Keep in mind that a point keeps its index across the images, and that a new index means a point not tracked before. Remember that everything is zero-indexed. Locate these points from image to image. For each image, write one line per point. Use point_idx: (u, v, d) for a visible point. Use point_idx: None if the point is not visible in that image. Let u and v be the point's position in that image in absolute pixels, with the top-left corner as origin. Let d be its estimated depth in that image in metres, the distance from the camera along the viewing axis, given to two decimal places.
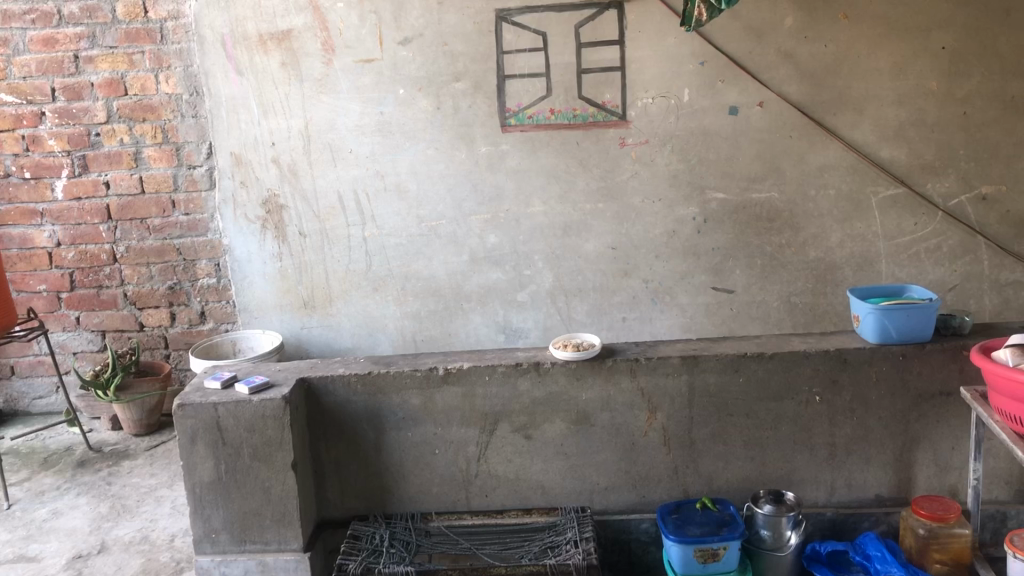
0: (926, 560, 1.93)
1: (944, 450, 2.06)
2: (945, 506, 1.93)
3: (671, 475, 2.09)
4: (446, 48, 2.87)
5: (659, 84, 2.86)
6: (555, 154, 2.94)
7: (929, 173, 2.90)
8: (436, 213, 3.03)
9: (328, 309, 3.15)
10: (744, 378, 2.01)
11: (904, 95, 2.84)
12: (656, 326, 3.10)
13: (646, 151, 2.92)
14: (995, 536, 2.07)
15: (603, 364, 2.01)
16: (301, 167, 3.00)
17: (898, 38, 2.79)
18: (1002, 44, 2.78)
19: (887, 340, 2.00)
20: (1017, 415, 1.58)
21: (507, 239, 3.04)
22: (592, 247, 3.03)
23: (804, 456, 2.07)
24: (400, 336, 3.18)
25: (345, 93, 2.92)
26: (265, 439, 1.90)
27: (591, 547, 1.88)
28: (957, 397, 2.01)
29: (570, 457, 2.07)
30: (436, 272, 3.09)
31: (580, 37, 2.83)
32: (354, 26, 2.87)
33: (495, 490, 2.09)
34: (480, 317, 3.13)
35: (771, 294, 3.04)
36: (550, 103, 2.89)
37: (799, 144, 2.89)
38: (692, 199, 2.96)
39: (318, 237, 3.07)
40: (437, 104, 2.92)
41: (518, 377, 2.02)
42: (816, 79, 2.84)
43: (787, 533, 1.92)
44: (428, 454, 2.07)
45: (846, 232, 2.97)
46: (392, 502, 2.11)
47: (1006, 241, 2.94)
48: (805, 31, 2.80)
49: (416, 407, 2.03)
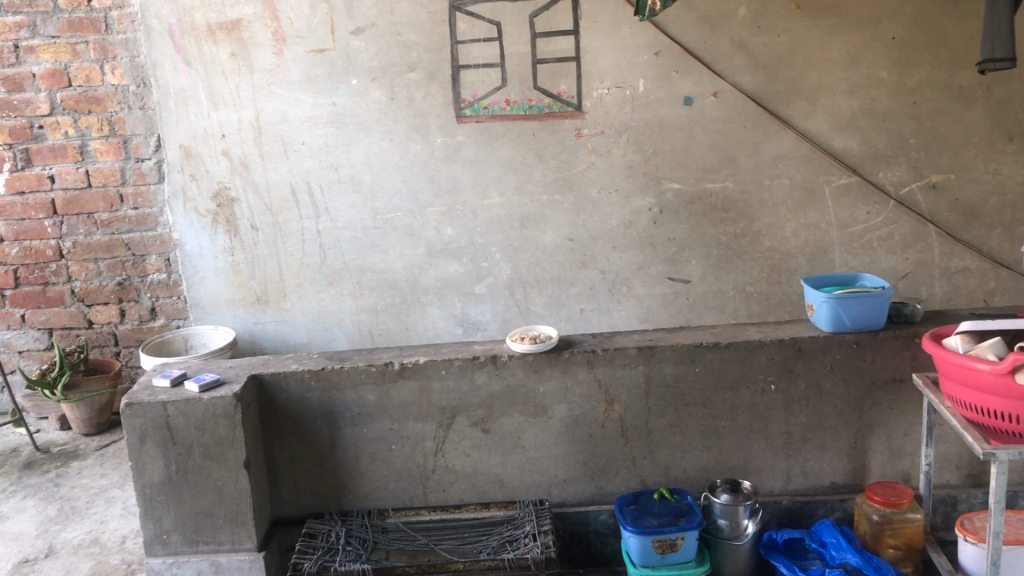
0: (880, 545, 1.95)
1: (897, 437, 2.08)
2: (897, 492, 1.94)
3: (629, 466, 2.08)
4: (399, 38, 2.83)
5: (614, 74, 2.85)
6: (510, 145, 2.92)
7: (880, 162, 2.93)
8: (391, 205, 2.99)
9: (282, 304, 3.11)
10: (700, 368, 2.02)
11: (856, 85, 2.86)
12: (614, 317, 3.10)
13: (602, 142, 2.91)
14: (947, 520, 2.09)
15: (560, 356, 2.00)
16: (252, 159, 2.95)
17: (849, 28, 2.81)
18: (950, 34, 2.81)
19: (840, 329, 2.01)
20: (966, 401, 1.60)
21: (463, 231, 3.02)
22: (550, 238, 3.02)
23: (760, 445, 2.08)
24: (356, 331, 3.14)
25: (297, 83, 2.87)
26: (216, 438, 1.86)
27: (549, 540, 1.87)
28: (909, 384, 2.03)
29: (528, 450, 2.06)
30: (393, 265, 3.06)
31: (535, 27, 2.81)
32: (305, 15, 2.82)
33: (452, 485, 2.08)
34: (437, 310, 3.11)
35: (726, 284, 3.06)
36: (505, 94, 2.87)
37: (753, 134, 2.90)
38: (648, 189, 2.96)
39: (271, 230, 3.02)
40: (390, 95, 2.88)
41: (475, 370, 2.00)
42: (769, 69, 2.85)
43: (744, 522, 1.92)
44: (384, 450, 2.04)
45: (800, 222, 2.99)
46: (348, 499, 2.08)
47: (955, 229, 2.99)
48: (758, 21, 2.81)
49: (372, 403, 2.01)
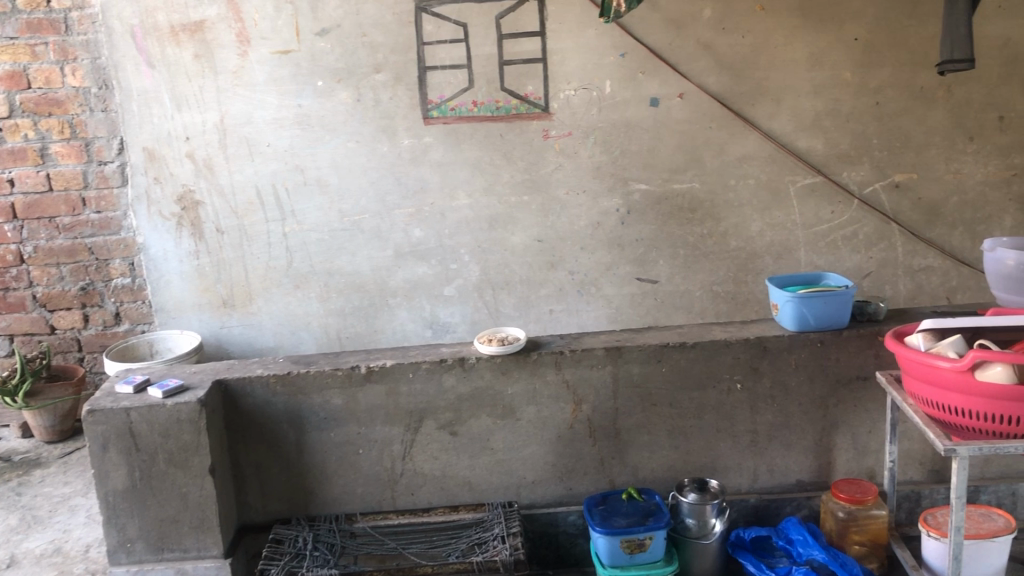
0: (846, 542, 1.96)
1: (861, 434, 2.10)
2: (863, 489, 1.96)
3: (597, 466, 2.09)
4: (365, 39, 2.82)
5: (581, 75, 2.85)
6: (478, 146, 2.91)
7: (844, 162, 2.96)
8: (358, 207, 2.98)
9: (248, 307, 3.08)
10: (668, 367, 2.03)
11: (819, 86, 2.89)
12: (582, 317, 3.11)
13: (569, 143, 2.92)
14: (910, 515, 2.12)
15: (528, 358, 2.00)
16: (217, 161, 2.92)
17: (813, 29, 2.84)
18: (911, 36, 2.85)
19: (805, 328, 2.03)
20: (928, 397, 1.62)
21: (432, 233, 3.01)
22: (518, 239, 3.02)
23: (727, 444, 2.09)
24: (324, 334, 3.11)
25: (262, 85, 2.85)
26: (181, 444, 1.84)
27: (518, 542, 1.86)
28: (872, 382, 2.06)
29: (496, 452, 2.06)
30: (360, 267, 3.04)
31: (501, 28, 2.80)
32: (269, 16, 2.80)
33: (421, 488, 2.07)
34: (406, 313, 3.09)
35: (694, 284, 3.07)
36: (472, 95, 2.86)
37: (719, 135, 2.92)
38: (616, 190, 2.97)
39: (236, 233, 3.00)
40: (357, 96, 2.86)
41: (443, 373, 1.99)
42: (734, 70, 2.87)
43: (711, 520, 1.93)
44: (352, 454, 2.03)
45: (766, 221, 3.01)
46: (316, 504, 2.06)
47: (918, 228, 3.03)
48: (723, 22, 2.83)
49: (338, 407, 1.99)
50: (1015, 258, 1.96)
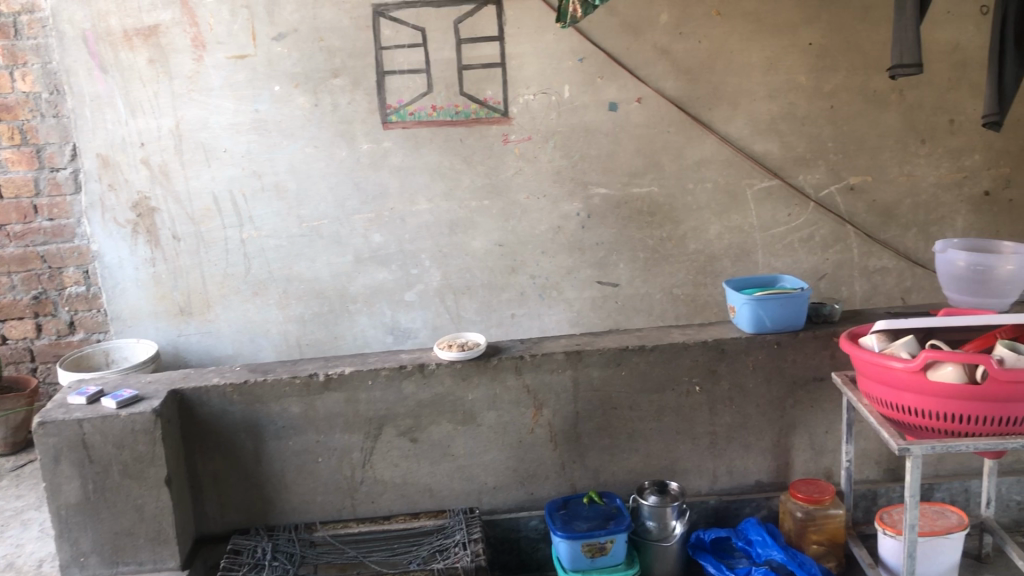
0: (804, 541, 1.98)
1: (818, 434, 2.12)
2: (820, 489, 1.98)
3: (558, 471, 2.09)
4: (322, 43, 2.80)
5: (540, 80, 2.86)
6: (438, 151, 2.91)
7: (800, 165, 2.99)
8: (317, 213, 2.95)
9: (206, 315, 3.04)
10: (627, 371, 2.03)
11: (775, 90, 2.92)
12: (544, 321, 3.11)
13: (529, 147, 2.92)
14: (867, 514, 2.15)
15: (488, 363, 1.99)
16: (172, 167, 2.89)
17: (768, 34, 2.87)
18: (864, 40, 2.89)
19: (761, 330, 2.05)
20: (882, 397, 1.64)
21: (392, 238, 2.99)
22: (479, 244, 3.01)
23: (687, 446, 2.10)
24: (283, 341, 3.09)
25: (218, 90, 2.82)
26: (136, 455, 1.81)
27: (479, 548, 1.86)
28: (828, 383, 2.08)
29: (457, 459, 2.05)
30: (320, 274, 3.02)
31: (459, 33, 2.80)
32: (225, 21, 2.77)
33: (381, 496, 2.05)
34: (366, 319, 3.07)
35: (654, 287, 3.09)
36: (431, 100, 2.85)
37: (677, 139, 2.94)
38: (576, 194, 2.98)
39: (193, 240, 2.96)
40: (315, 101, 2.84)
41: (402, 379, 1.98)
42: (691, 75, 2.89)
43: (672, 522, 1.93)
44: (311, 463, 2.01)
45: (724, 224, 3.04)
46: (274, 513, 2.04)
47: (873, 229, 3.07)
48: (680, 27, 2.85)
49: (297, 415, 1.98)
50: (966, 259, 1.99)
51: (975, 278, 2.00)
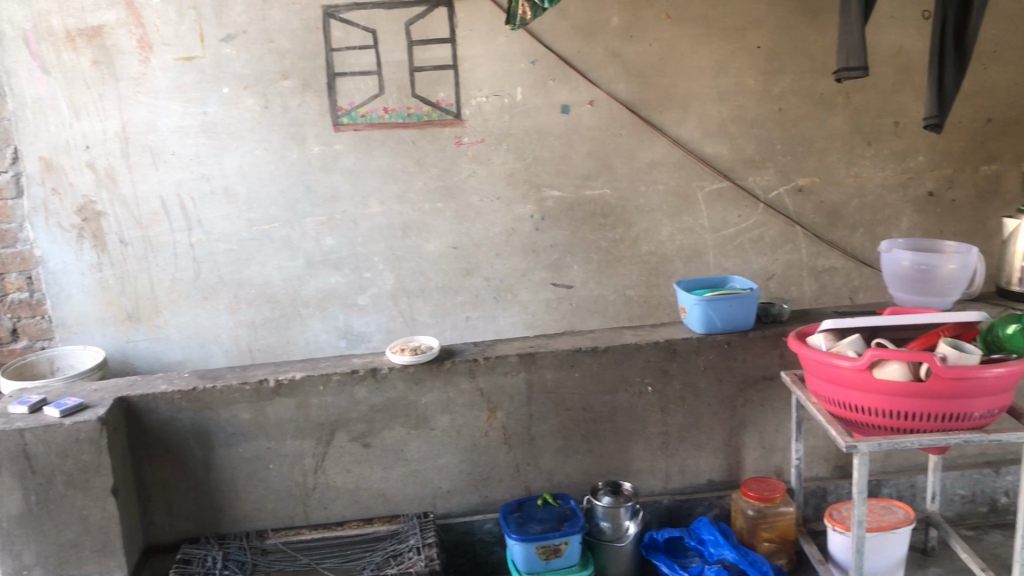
0: (755, 539, 2.01)
1: (769, 433, 2.15)
2: (771, 487, 2.00)
3: (512, 473, 2.08)
4: (272, 45, 2.77)
5: (492, 82, 2.85)
6: (390, 153, 2.89)
7: (750, 167, 3.03)
8: (267, 216, 2.92)
9: (155, 320, 2.99)
10: (580, 372, 2.04)
11: (725, 93, 2.95)
12: (499, 324, 3.11)
13: (482, 150, 2.91)
14: (817, 511, 2.17)
15: (441, 366, 1.99)
16: (119, 171, 2.84)
17: (718, 37, 2.90)
18: (811, 44, 2.93)
19: (712, 330, 2.07)
20: (829, 395, 1.66)
21: (344, 241, 2.97)
22: (432, 247, 3.00)
23: (640, 446, 2.11)
24: (234, 346, 3.05)
25: (165, 92, 2.78)
26: (81, 465, 1.77)
27: (433, 553, 1.85)
28: (777, 381, 2.11)
29: (411, 463, 2.04)
30: (271, 278, 2.98)
31: (411, 35, 2.79)
32: (172, 22, 2.73)
33: (334, 502, 2.03)
34: (319, 323, 3.05)
35: (607, 289, 3.10)
36: (382, 102, 2.84)
37: (629, 142, 2.96)
38: (529, 197, 2.98)
39: (141, 244, 2.91)
40: (264, 103, 2.81)
41: (354, 384, 1.97)
42: (642, 78, 2.91)
43: (625, 523, 1.94)
44: (262, 469, 1.99)
45: (676, 226, 3.07)
46: (225, 521, 2.01)
47: (821, 230, 3.12)
48: (630, 30, 2.87)
49: (247, 421, 1.95)
50: (910, 259, 2.03)
51: (919, 278, 2.04)
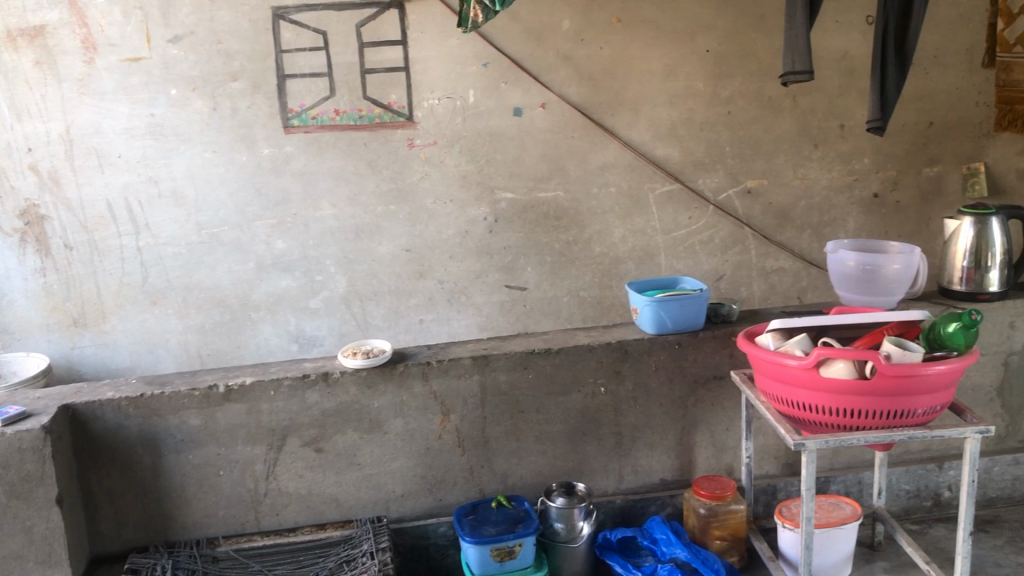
0: (708, 537, 2.03)
1: (719, 432, 2.17)
2: (722, 485, 2.02)
3: (466, 476, 2.08)
4: (220, 46, 2.73)
5: (444, 84, 2.85)
6: (341, 155, 2.87)
7: (700, 169, 3.07)
8: (217, 219, 2.88)
9: (101, 326, 2.94)
10: (533, 374, 2.05)
11: (675, 96, 2.99)
12: (453, 326, 3.10)
13: (435, 152, 2.91)
14: (768, 508, 2.21)
15: (394, 370, 1.98)
16: (63, 174, 2.78)
17: (667, 41, 2.93)
18: (758, 48, 2.98)
19: (663, 331, 2.09)
20: (778, 394, 1.69)
21: (296, 244, 2.94)
22: (385, 249, 2.99)
23: (593, 447, 2.13)
24: (183, 351, 3.00)
25: (111, 93, 2.73)
26: (23, 474, 1.73)
27: (387, 558, 1.84)
28: (727, 381, 2.13)
29: (364, 468, 2.02)
30: (221, 282, 2.94)
31: (362, 36, 2.77)
32: (117, 22, 2.68)
33: (286, 508, 2.01)
34: (270, 327, 3.01)
35: (561, 290, 3.12)
36: (333, 103, 2.82)
37: (581, 144, 2.98)
38: (483, 199, 2.99)
39: (86, 249, 2.86)
40: (213, 105, 2.77)
41: (306, 389, 1.95)
42: (593, 81, 2.93)
43: (579, 524, 1.95)
44: (212, 476, 1.96)
45: (628, 228, 3.09)
46: (174, 529, 1.98)
47: (770, 231, 3.17)
48: (581, 34, 2.89)
49: (196, 427, 1.92)
50: (855, 259, 2.07)
51: (864, 277, 2.08)
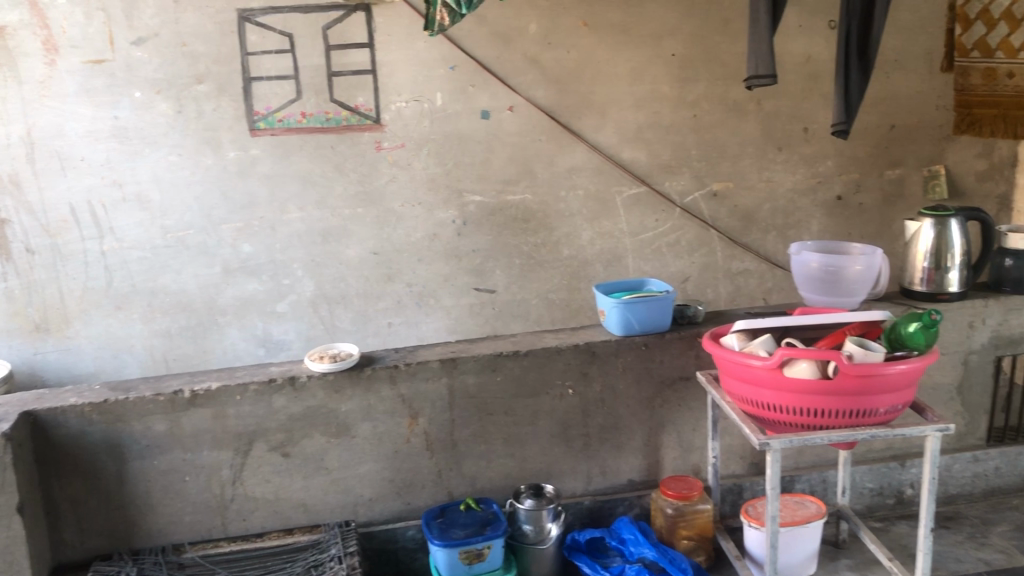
0: (675, 537, 2.04)
1: (686, 432, 2.19)
2: (688, 485, 2.04)
3: (435, 479, 2.08)
4: (185, 49, 2.71)
5: (411, 87, 2.85)
6: (308, 158, 2.86)
7: (666, 172, 3.09)
8: (182, 223, 2.86)
9: (64, 331, 2.90)
10: (501, 376, 2.05)
11: (641, 99, 3.01)
12: (421, 329, 3.10)
13: (402, 155, 2.90)
14: (734, 508, 2.23)
15: (361, 374, 1.97)
16: (24, 177, 2.75)
17: (634, 44, 2.95)
18: (724, 52, 3.00)
19: (630, 332, 2.10)
20: (743, 394, 1.70)
21: (262, 248, 2.92)
22: (353, 253, 2.98)
23: (561, 449, 2.13)
24: (149, 356, 2.97)
25: (73, 96, 2.69)
26: None
27: (355, 561, 1.85)
28: (694, 382, 2.15)
29: (331, 472, 2.02)
30: (186, 286, 2.92)
31: (328, 39, 2.76)
32: (79, 24, 2.65)
33: (253, 513, 2.00)
34: (237, 331, 2.99)
35: (529, 293, 3.12)
36: (300, 106, 2.81)
37: (549, 147, 2.99)
38: (451, 202, 2.99)
39: (49, 253, 2.82)
40: (178, 108, 2.75)
41: (273, 393, 1.94)
42: (561, 84, 2.95)
43: (548, 525, 1.95)
44: (177, 482, 1.94)
45: (596, 230, 3.11)
46: (139, 536, 1.96)
47: (735, 233, 3.20)
48: (548, 37, 2.90)
49: (161, 433, 1.90)
50: (819, 260, 2.10)
51: (827, 278, 2.11)
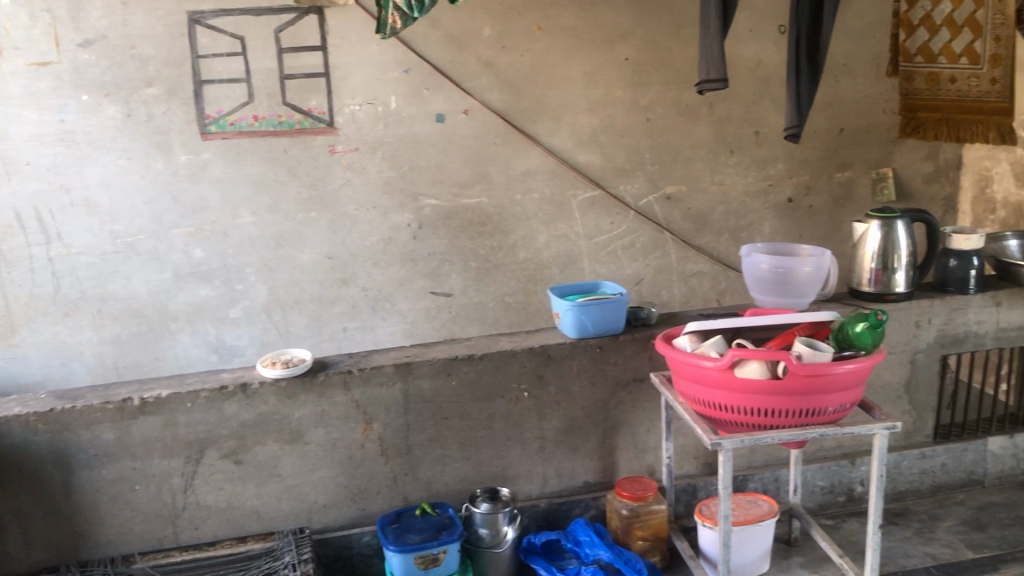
0: (630, 538, 2.06)
1: (640, 433, 2.21)
2: (643, 486, 2.05)
3: (390, 485, 2.07)
4: (134, 51, 2.67)
5: (365, 90, 2.84)
6: (261, 162, 2.83)
7: (620, 175, 3.11)
8: (132, 228, 2.82)
9: (10, 339, 2.84)
10: (456, 380, 2.05)
11: (595, 103, 3.02)
12: (377, 334, 3.08)
13: (356, 158, 2.89)
14: (688, 507, 2.24)
15: (315, 379, 1.96)
16: None
17: (587, 48, 2.97)
18: (676, 56, 3.03)
19: (584, 335, 2.11)
20: (695, 395, 1.72)
21: (214, 253, 2.89)
22: (307, 257, 2.95)
23: (517, 451, 2.14)
24: (98, 364, 2.92)
25: (17, 99, 2.64)
26: None
27: (309, 569, 1.83)
28: (648, 383, 2.17)
29: (285, 479, 2.00)
30: (137, 291, 2.88)
31: (280, 42, 2.74)
32: (23, 25, 2.60)
33: (205, 522, 1.97)
34: (189, 337, 2.95)
35: (486, 296, 3.12)
36: (252, 109, 2.78)
37: (504, 151, 3.00)
38: (406, 206, 2.97)
39: None
40: (127, 111, 2.71)
41: (224, 400, 1.92)
42: (515, 87, 2.96)
43: (504, 528, 1.96)
44: (127, 491, 1.91)
45: (551, 233, 3.12)
46: (87, 547, 1.92)
47: (689, 236, 3.23)
48: (502, 40, 2.91)
49: (110, 442, 1.87)
50: (769, 262, 2.13)
51: (777, 280, 2.14)
